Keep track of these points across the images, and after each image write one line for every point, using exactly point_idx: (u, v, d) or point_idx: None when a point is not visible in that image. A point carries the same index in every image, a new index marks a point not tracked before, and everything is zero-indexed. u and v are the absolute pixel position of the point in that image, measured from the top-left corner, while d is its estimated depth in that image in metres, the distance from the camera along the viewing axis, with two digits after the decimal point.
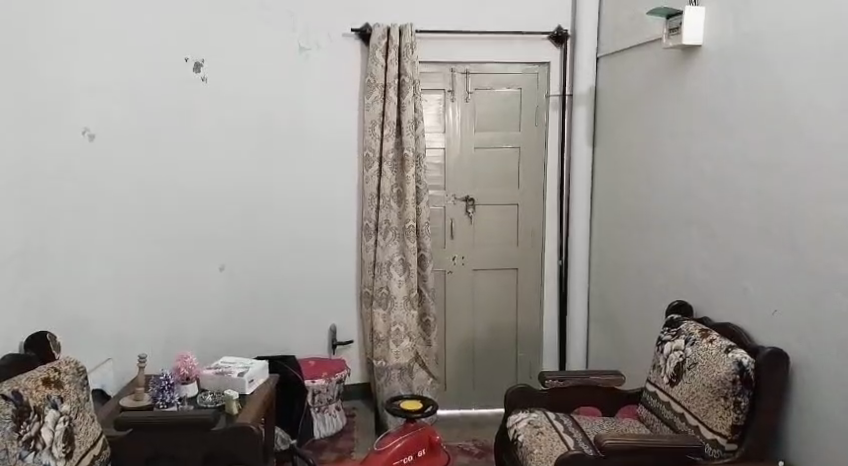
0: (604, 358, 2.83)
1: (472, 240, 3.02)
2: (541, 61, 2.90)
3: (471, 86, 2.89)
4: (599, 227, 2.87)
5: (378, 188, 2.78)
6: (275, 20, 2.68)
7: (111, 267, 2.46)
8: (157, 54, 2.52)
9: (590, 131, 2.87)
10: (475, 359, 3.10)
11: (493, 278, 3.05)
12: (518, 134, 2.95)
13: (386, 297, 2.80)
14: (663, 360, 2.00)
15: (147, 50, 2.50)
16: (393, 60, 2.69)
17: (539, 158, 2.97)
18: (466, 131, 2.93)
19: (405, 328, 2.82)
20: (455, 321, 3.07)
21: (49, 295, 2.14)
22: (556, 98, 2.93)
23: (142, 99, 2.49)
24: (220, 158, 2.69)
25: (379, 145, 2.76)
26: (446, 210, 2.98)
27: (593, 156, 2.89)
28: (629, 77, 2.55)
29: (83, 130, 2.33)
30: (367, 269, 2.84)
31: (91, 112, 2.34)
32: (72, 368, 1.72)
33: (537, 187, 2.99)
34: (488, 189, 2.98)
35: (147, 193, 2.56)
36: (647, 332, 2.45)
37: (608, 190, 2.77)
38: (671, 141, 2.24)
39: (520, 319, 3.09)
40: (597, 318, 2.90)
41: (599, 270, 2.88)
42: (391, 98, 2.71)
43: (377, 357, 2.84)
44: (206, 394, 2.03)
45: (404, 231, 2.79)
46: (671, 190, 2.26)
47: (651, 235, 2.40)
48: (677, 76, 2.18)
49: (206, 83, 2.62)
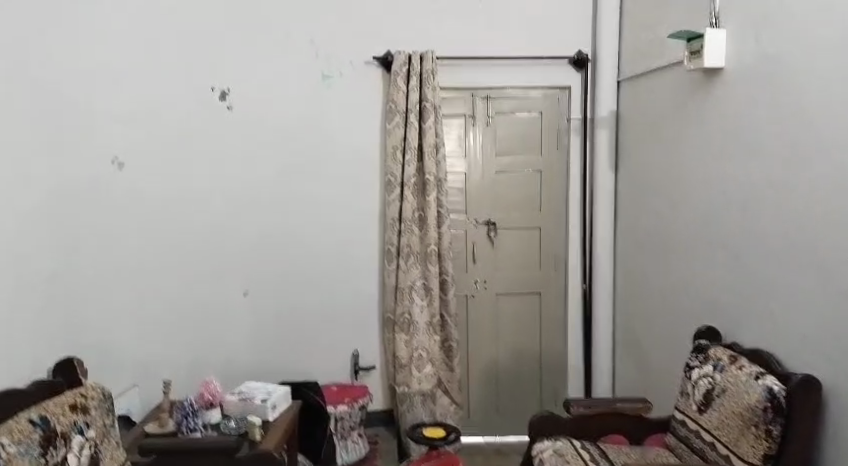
0: (631, 384, 2.77)
1: (494, 264, 3.00)
2: (564, 86, 2.90)
3: (491, 111, 2.91)
4: (623, 250, 2.83)
5: (399, 213, 2.80)
6: (297, 48, 2.73)
7: (135, 291, 2.54)
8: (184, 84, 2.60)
9: (612, 153, 2.86)
10: (499, 385, 3.07)
11: (516, 302, 3.03)
12: (540, 157, 2.95)
13: (409, 323, 2.79)
14: (691, 387, 1.95)
15: (174, 81, 2.58)
16: (413, 86, 2.73)
17: (561, 181, 2.96)
18: (487, 155, 2.94)
19: (427, 352, 2.80)
20: (478, 346, 3.04)
21: (80, 320, 2.19)
22: (576, 121, 2.92)
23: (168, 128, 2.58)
24: (245, 184, 2.73)
25: (400, 171, 2.78)
26: (468, 233, 2.98)
27: (616, 179, 2.87)
28: (650, 99, 2.54)
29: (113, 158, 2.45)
30: (389, 293, 2.83)
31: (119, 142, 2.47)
32: (99, 394, 1.74)
33: (559, 210, 2.98)
34: (509, 212, 2.98)
35: (173, 219, 2.62)
36: (675, 358, 2.40)
37: (632, 213, 2.74)
38: (695, 164, 2.22)
39: (545, 344, 3.05)
40: (623, 344, 2.85)
41: (624, 294, 2.83)
42: (411, 124, 2.74)
43: (399, 382, 2.82)
44: (228, 421, 2.04)
45: (426, 255, 2.80)
46: (695, 211, 2.23)
47: (677, 259, 2.36)
48: (700, 98, 2.17)
49: (232, 111, 2.68)
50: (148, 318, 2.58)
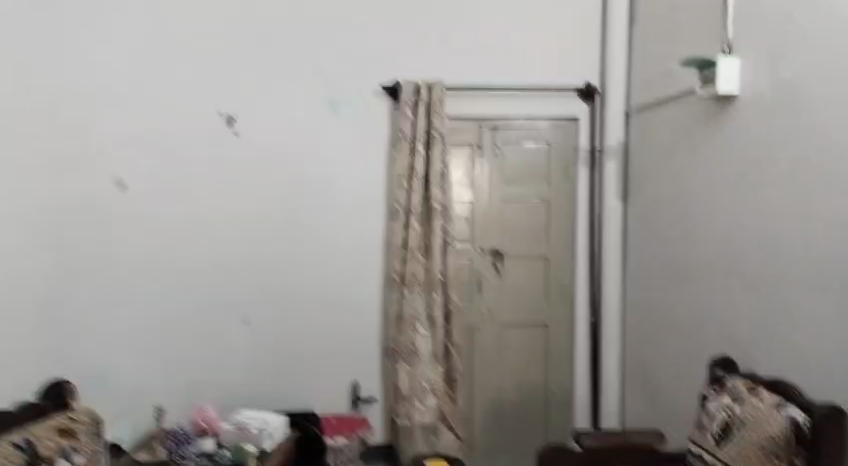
0: (643, 421, 2.67)
1: (499, 295, 2.94)
2: (572, 115, 2.89)
3: (499, 141, 2.90)
4: (633, 282, 2.80)
5: (405, 240, 2.74)
6: (304, 75, 2.72)
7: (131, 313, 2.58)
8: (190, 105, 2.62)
9: (620, 183, 2.88)
10: (504, 420, 2.97)
11: (522, 335, 2.95)
12: (547, 188, 2.92)
13: (412, 353, 2.71)
14: (709, 419, 1.87)
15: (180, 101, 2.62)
16: (421, 113, 2.71)
17: (567, 211, 2.92)
18: (494, 183, 2.92)
19: (431, 386, 2.71)
20: (483, 379, 2.95)
21: None
22: (583, 151, 2.90)
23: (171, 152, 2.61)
24: (248, 209, 2.69)
25: (406, 198, 2.74)
26: (474, 263, 2.93)
27: (624, 210, 2.89)
28: (659, 129, 2.54)
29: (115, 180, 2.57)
30: (393, 323, 2.75)
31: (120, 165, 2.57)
32: (88, 418, 1.68)
33: (566, 241, 2.93)
34: (516, 242, 2.94)
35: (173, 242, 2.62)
36: (689, 394, 2.31)
37: (642, 244, 2.71)
38: (707, 193, 2.19)
39: (551, 379, 2.96)
40: (633, 378, 2.78)
41: (633, 327, 2.79)
42: (419, 150, 2.71)
43: (401, 416, 2.72)
44: (223, 450, 1.96)
45: (430, 284, 2.73)
46: (710, 240, 2.18)
47: (688, 290, 2.32)
48: (711, 127, 2.16)
49: (239, 137, 2.66)
50: (146, 342, 2.60)
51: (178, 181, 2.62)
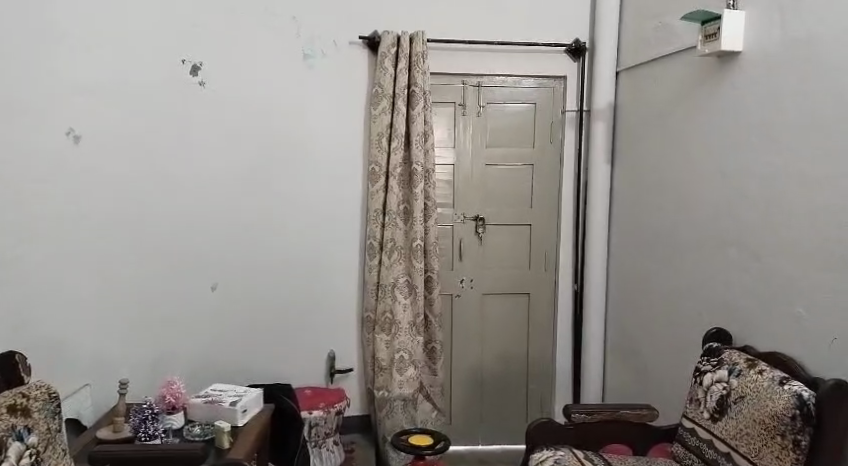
0: (626, 392, 2.64)
1: (482, 262, 2.84)
2: (560, 75, 2.78)
3: (483, 101, 2.76)
4: (619, 251, 2.70)
5: (384, 204, 2.61)
6: (278, 23, 2.51)
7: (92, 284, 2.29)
8: (152, 50, 2.35)
9: (608, 148, 2.73)
10: (483, 390, 2.90)
11: (504, 303, 2.87)
12: (532, 151, 2.82)
13: (390, 322, 2.61)
14: (703, 394, 1.82)
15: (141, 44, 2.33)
16: (402, 69, 2.55)
17: (556, 177, 2.83)
18: (476, 145, 2.78)
19: (409, 355, 2.61)
20: (461, 349, 2.87)
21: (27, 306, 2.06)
22: (572, 114, 2.80)
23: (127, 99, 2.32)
24: (214, 168, 2.47)
25: (385, 159, 2.60)
26: (454, 229, 2.81)
27: (612, 175, 2.74)
28: (654, 89, 2.44)
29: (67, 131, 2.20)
30: (371, 290, 2.64)
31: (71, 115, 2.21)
32: (45, 396, 1.48)
33: (550, 208, 2.85)
34: (499, 208, 2.83)
35: (138, 206, 2.38)
36: (677, 365, 2.28)
37: (628, 211, 2.63)
38: (701, 156, 2.13)
39: (532, 349, 2.91)
40: (615, 349, 2.73)
41: (620, 297, 2.69)
42: (399, 108, 2.56)
43: (378, 387, 2.63)
44: (194, 426, 1.82)
45: (411, 250, 2.61)
46: (706, 207, 2.10)
47: (681, 258, 2.25)
48: (710, 87, 2.08)
49: (204, 88, 2.43)
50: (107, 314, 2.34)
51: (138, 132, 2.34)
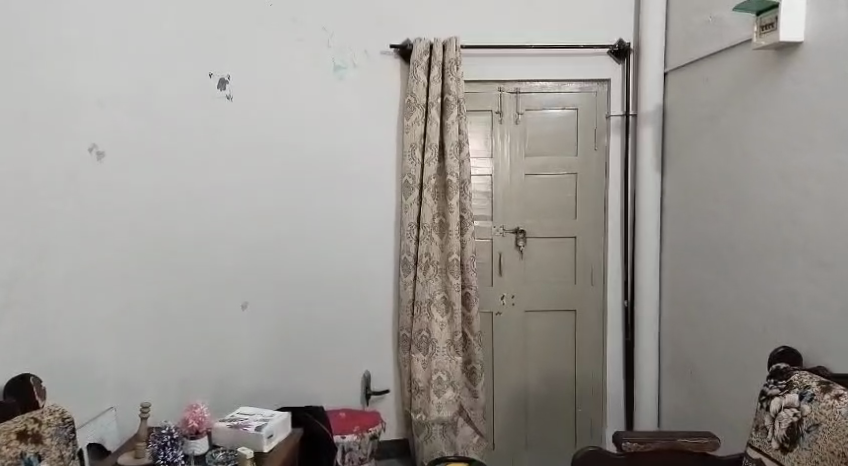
0: (683, 417, 2.43)
1: (523, 277, 2.69)
2: (602, 78, 2.63)
3: (521, 107, 2.63)
4: (672, 264, 2.50)
5: (418, 217, 2.51)
6: (308, 35, 2.46)
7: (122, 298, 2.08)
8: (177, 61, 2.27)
9: (658, 153, 2.55)
10: (527, 414, 2.73)
11: (548, 320, 2.71)
12: (575, 158, 2.66)
13: (427, 341, 2.49)
14: (770, 421, 1.62)
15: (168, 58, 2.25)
16: (435, 76, 2.46)
17: (601, 185, 2.67)
18: (514, 155, 2.65)
19: (447, 376, 2.49)
20: (503, 370, 2.71)
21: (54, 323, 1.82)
22: (617, 118, 2.63)
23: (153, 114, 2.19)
24: (243, 183, 2.41)
25: (419, 170, 2.50)
26: (493, 243, 2.67)
27: (662, 182, 2.56)
28: (705, 88, 2.26)
29: (89, 146, 1.98)
30: (405, 308, 2.53)
31: (98, 124, 2.00)
32: (58, 421, 1.42)
33: (596, 218, 2.68)
34: (540, 219, 2.68)
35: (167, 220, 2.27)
36: (738, 388, 2.07)
37: (680, 220, 2.45)
38: (758, 157, 1.95)
39: (580, 370, 2.73)
40: (670, 370, 2.52)
41: (674, 314, 2.50)
42: (433, 117, 2.46)
43: (416, 410, 2.50)
44: (216, 452, 1.74)
45: (447, 265, 2.49)
46: (766, 214, 1.91)
47: (740, 269, 2.05)
48: (766, 82, 1.90)
49: (231, 101, 2.37)
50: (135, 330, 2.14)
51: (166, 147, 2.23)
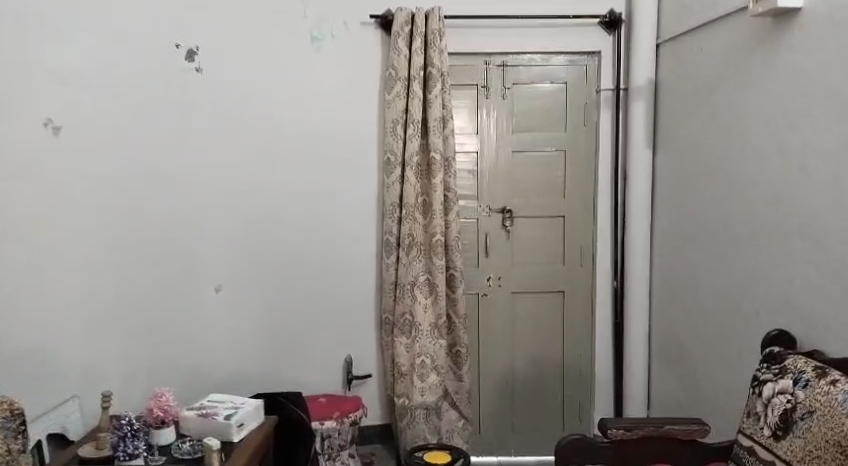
0: (673, 401, 2.36)
1: (510, 258, 2.60)
2: (592, 50, 2.51)
3: (508, 81, 2.52)
4: (663, 244, 2.43)
5: (401, 196, 2.41)
6: (283, 5, 2.34)
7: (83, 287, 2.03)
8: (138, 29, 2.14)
9: (650, 129, 2.45)
10: (514, 397, 2.66)
11: (536, 302, 2.63)
12: (564, 134, 2.56)
13: (410, 325, 2.40)
14: (763, 407, 1.54)
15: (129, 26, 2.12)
16: (417, 48, 2.34)
17: (591, 163, 2.57)
18: (501, 131, 2.55)
19: (431, 360, 2.42)
20: (489, 354, 2.63)
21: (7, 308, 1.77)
22: (607, 93, 2.53)
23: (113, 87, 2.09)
24: (214, 160, 2.30)
25: (401, 147, 2.39)
26: (479, 223, 2.58)
27: (654, 159, 2.47)
28: (699, 60, 2.16)
29: (45, 121, 1.92)
30: (388, 291, 2.45)
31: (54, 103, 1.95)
32: (5, 413, 1.33)
33: (586, 197, 2.58)
34: (528, 198, 2.58)
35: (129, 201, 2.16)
36: (730, 372, 2.00)
37: (671, 199, 2.36)
38: (752, 132, 1.86)
39: (568, 353, 2.65)
40: (660, 352, 2.46)
41: (664, 295, 2.42)
42: (415, 92, 2.35)
43: (399, 394, 2.43)
44: (184, 443, 1.67)
45: (430, 247, 2.40)
46: (762, 191, 1.82)
47: (733, 248, 1.97)
48: (763, 52, 1.80)
49: (201, 74, 2.26)
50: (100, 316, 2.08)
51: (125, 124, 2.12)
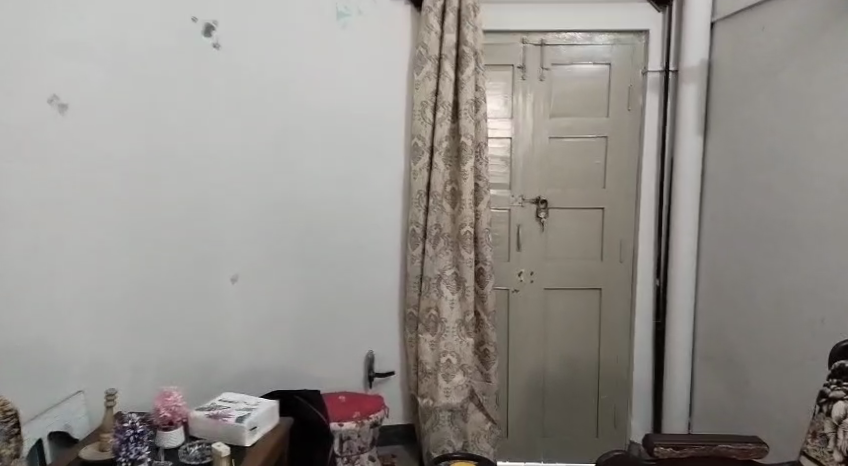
0: (720, 409, 2.20)
1: (543, 253, 2.44)
2: (640, 29, 2.32)
3: (547, 62, 2.35)
4: (711, 240, 2.25)
5: (428, 184, 2.26)
6: None
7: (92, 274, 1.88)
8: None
9: (700, 116, 2.26)
10: (544, 400, 2.50)
11: (570, 300, 2.47)
12: (604, 120, 2.37)
13: (435, 321, 2.26)
14: (833, 429, 1.37)
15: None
16: (449, 25, 2.17)
17: (635, 151, 2.38)
18: (537, 116, 2.37)
19: (458, 359, 2.27)
20: (519, 353, 2.48)
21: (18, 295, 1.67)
22: (655, 75, 2.33)
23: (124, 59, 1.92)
24: (232, 143, 2.16)
25: (431, 132, 2.24)
26: (512, 214, 2.41)
27: (704, 149, 2.27)
28: (761, 40, 1.95)
29: (51, 97, 1.75)
30: (413, 284, 2.31)
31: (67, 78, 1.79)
32: None
33: (626, 187, 2.40)
34: (565, 188, 2.41)
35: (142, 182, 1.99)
36: (791, 383, 1.83)
37: (722, 193, 2.18)
38: (826, 119, 1.66)
39: (604, 354, 2.49)
40: (706, 357, 2.28)
41: (711, 296, 2.25)
42: (446, 73, 2.19)
43: (422, 394, 2.30)
44: (191, 445, 1.54)
45: (459, 239, 2.25)
46: (836, 186, 1.63)
47: (799, 248, 1.79)
48: (840, 30, 1.59)
49: (220, 51, 2.11)
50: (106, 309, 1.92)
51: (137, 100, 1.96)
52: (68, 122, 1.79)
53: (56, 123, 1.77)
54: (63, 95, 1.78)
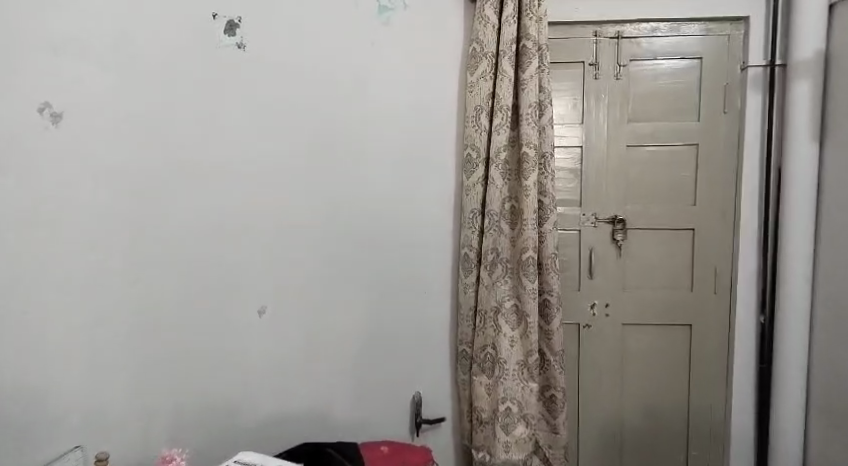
0: None
1: (621, 281, 2.07)
2: (739, 16, 1.95)
3: (623, 57, 2.00)
4: (831, 269, 1.85)
5: (484, 202, 1.96)
6: None
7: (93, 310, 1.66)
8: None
9: (818, 118, 1.87)
10: (622, 454, 2.13)
11: (653, 337, 2.09)
12: (695, 125, 2.00)
13: (493, 361, 1.94)
14: None
15: None
16: (509, 17, 1.86)
17: (732, 162, 2.00)
18: (612, 121, 2.02)
19: (519, 407, 1.93)
20: (593, 399, 2.11)
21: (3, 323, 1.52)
22: (757, 70, 1.94)
23: (130, 63, 1.70)
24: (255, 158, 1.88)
25: (486, 141, 1.94)
26: (582, 236, 2.06)
27: (821, 157, 1.89)
28: None
29: (41, 105, 1.57)
30: (466, 318, 2.00)
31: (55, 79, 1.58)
32: None
33: (722, 204, 2.01)
34: (646, 205, 2.04)
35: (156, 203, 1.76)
36: None
37: (845, 211, 1.78)
38: None
39: (695, 402, 2.09)
40: (825, 410, 1.87)
41: (833, 337, 1.84)
42: (505, 71, 1.88)
43: (478, 446, 1.98)
44: None
45: (520, 265, 1.93)
46: None
47: None
48: None
49: (245, 51, 1.85)
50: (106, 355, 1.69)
51: (156, 108, 1.74)
52: (64, 134, 1.60)
53: (42, 134, 1.57)
54: (56, 104, 1.59)
